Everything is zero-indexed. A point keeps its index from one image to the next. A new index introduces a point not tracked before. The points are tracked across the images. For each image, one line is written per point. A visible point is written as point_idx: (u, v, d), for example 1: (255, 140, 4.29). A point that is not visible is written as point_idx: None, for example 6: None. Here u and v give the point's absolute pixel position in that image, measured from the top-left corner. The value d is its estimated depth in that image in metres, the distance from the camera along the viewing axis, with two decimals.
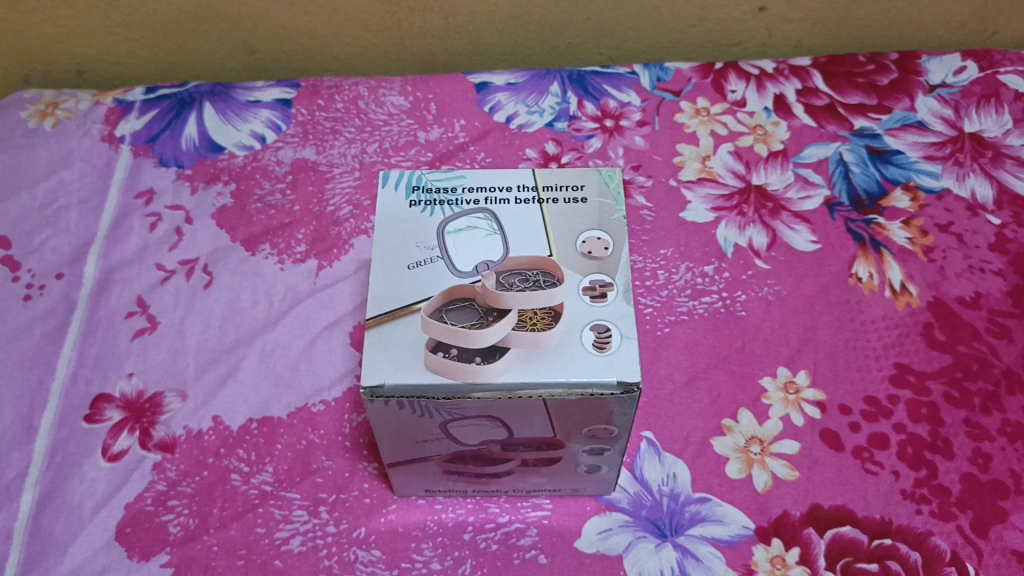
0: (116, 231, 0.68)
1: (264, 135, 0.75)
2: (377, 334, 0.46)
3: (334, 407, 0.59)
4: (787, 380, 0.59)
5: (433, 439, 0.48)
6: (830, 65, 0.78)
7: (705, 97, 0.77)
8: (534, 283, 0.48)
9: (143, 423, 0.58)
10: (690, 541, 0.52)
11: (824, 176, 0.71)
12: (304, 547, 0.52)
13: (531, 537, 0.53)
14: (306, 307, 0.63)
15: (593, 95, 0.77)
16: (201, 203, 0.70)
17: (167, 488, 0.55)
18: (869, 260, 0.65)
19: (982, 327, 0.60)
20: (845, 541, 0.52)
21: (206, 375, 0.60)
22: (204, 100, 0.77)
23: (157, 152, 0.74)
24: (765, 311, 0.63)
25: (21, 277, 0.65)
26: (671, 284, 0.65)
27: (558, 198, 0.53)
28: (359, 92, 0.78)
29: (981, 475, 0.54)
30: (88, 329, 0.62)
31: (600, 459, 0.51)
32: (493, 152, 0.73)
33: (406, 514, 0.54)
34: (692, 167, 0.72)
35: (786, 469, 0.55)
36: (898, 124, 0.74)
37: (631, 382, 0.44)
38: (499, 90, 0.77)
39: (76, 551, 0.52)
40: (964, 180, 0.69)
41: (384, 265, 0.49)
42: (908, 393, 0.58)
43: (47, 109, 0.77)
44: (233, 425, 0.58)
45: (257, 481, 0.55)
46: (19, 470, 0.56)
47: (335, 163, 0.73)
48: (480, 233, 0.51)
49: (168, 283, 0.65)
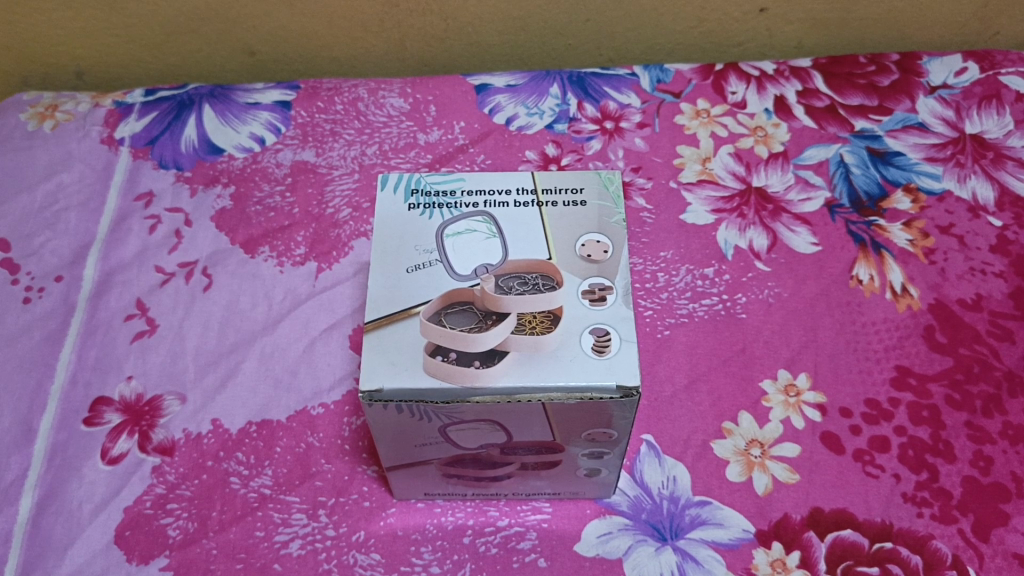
0: (116, 233, 0.68)
1: (263, 137, 0.75)
2: (376, 337, 0.46)
3: (333, 410, 0.58)
4: (788, 383, 0.59)
5: (432, 442, 0.48)
6: (831, 66, 0.78)
7: (706, 98, 0.77)
8: (533, 286, 0.48)
9: (142, 426, 0.58)
10: (691, 544, 0.52)
11: (825, 178, 0.70)
12: (303, 550, 0.52)
13: (530, 540, 0.53)
14: (306, 309, 0.63)
15: (593, 97, 0.77)
16: (201, 206, 0.70)
17: (166, 491, 0.55)
18: (870, 261, 0.65)
19: (983, 329, 0.60)
20: (846, 544, 0.52)
21: (205, 378, 0.60)
22: (204, 102, 0.77)
23: (157, 154, 0.74)
24: (765, 313, 0.62)
25: (20, 280, 0.65)
26: (671, 286, 0.64)
27: (558, 201, 0.52)
28: (359, 94, 0.78)
29: (983, 478, 0.54)
30: (87, 331, 0.62)
31: (600, 462, 0.50)
32: (493, 153, 0.73)
33: (405, 517, 0.54)
34: (692, 169, 0.72)
35: (786, 472, 0.55)
36: (899, 125, 0.73)
37: (630, 386, 0.43)
38: (499, 92, 0.77)
39: (75, 554, 0.52)
40: (965, 182, 0.69)
41: (383, 269, 0.49)
42: (909, 396, 0.58)
43: (46, 111, 0.77)
44: (233, 428, 0.57)
45: (256, 484, 0.55)
46: (19, 473, 0.56)
47: (335, 165, 0.73)
48: (479, 237, 0.51)
49: (168, 285, 0.65)
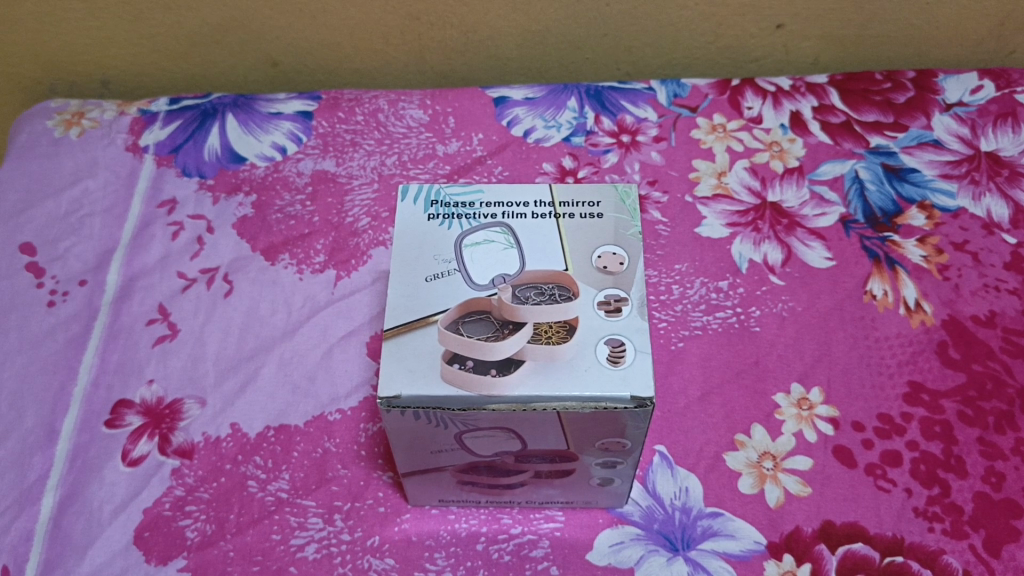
0: (140, 239, 0.70)
1: (284, 147, 0.76)
2: (394, 344, 0.47)
3: (349, 416, 0.59)
4: (801, 397, 0.59)
5: (447, 449, 0.49)
6: (846, 83, 0.78)
7: (722, 113, 0.77)
8: (549, 297, 0.49)
9: (162, 429, 0.59)
10: (702, 555, 0.52)
11: (840, 194, 0.71)
12: (318, 554, 0.53)
13: (543, 548, 0.53)
14: (324, 316, 0.64)
15: (610, 110, 0.78)
16: (223, 213, 0.72)
17: (185, 494, 0.56)
18: (884, 277, 0.65)
19: (996, 346, 0.61)
20: (857, 557, 0.52)
21: (225, 383, 0.61)
22: (227, 112, 0.79)
23: (180, 162, 0.75)
24: (779, 327, 0.63)
25: (45, 283, 0.67)
26: (686, 299, 0.65)
27: (574, 213, 0.53)
28: (379, 105, 0.79)
29: (994, 494, 0.54)
30: (110, 334, 0.64)
31: (613, 471, 0.51)
32: (511, 165, 0.74)
33: (419, 523, 0.55)
34: (708, 183, 0.72)
35: (798, 485, 0.55)
36: (913, 142, 0.74)
37: (645, 397, 0.44)
38: (517, 105, 0.78)
39: (95, 554, 0.53)
40: (980, 199, 0.69)
41: (402, 277, 0.50)
42: (922, 411, 0.58)
43: (72, 118, 0.79)
44: (251, 432, 0.58)
45: (274, 488, 0.56)
46: (41, 473, 0.57)
47: (355, 175, 0.74)
48: (497, 247, 0.51)
49: (189, 291, 0.66)
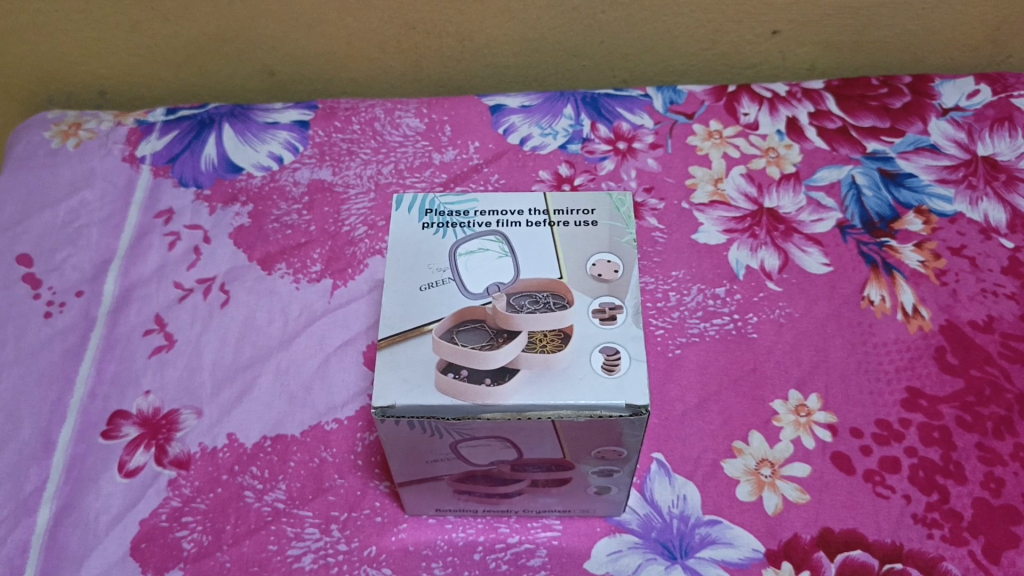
0: (137, 249, 0.70)
1: (282, 156, 0.76)
2: (389, 354, 0.47)
3: (346, 425, 0.59)
4: (799, 404, 0.59)
5: (443, 458, 0.49)
6: (842, 88, 0.79)
7: (718, 119, 0.78)
8: (544, 305, 0.49)
9: (159, 439, 0.59)
10: (700, 563, 0.52)
11: (837, 199, 0.71)
12: (315, 564, 0.53)
13: (541, 557, 0.53)
14: (321, 325, 0.64)
15: (607, 117, 0.78)
16: (220, 222, 0.72)
17: (182, 504, 0.56)
18: (881, 282, 0.65)
19: (994, 351, 0.60)
20: (855, 565, 0.52)
21: (221, 392, 0.61)
22: (224, 122, 0.79)
23: (177, 172, 0.75)
24: (776, 333, 0.63)
25: (42, 294, 0.67)
26: (683, 306, 0.65)
27: (569, 220, 0.53)
28: (376, 114, 0.80)
29: (993, 500, 0.54)
30: (107, 345, 0.64)
31: (610, 480, 0.51)
32: (507, 173, 0.74)
33: (417, 533, 0.55)
34: (704, 190, 0.72)
35: (796, 492, 0.55)
36: (910, 147, 0.74)
37: (639, 405, 0.44)
38: (513, 112, 0.79)
39: (91, 566, 0.53)
40: (977, 204, 0.69)
41: (397, 286, 0.50)
42: (919, 417, 0.57)
43: (70, 129, 0.79)
44: (248, 442, 0.58)
45: (270, 498, 0.56)
46: (38, 484, 0.57)
47: (351, 183, 0.74)
48: (492, 256, 0.51)
49: (186, 301, 0.66)
